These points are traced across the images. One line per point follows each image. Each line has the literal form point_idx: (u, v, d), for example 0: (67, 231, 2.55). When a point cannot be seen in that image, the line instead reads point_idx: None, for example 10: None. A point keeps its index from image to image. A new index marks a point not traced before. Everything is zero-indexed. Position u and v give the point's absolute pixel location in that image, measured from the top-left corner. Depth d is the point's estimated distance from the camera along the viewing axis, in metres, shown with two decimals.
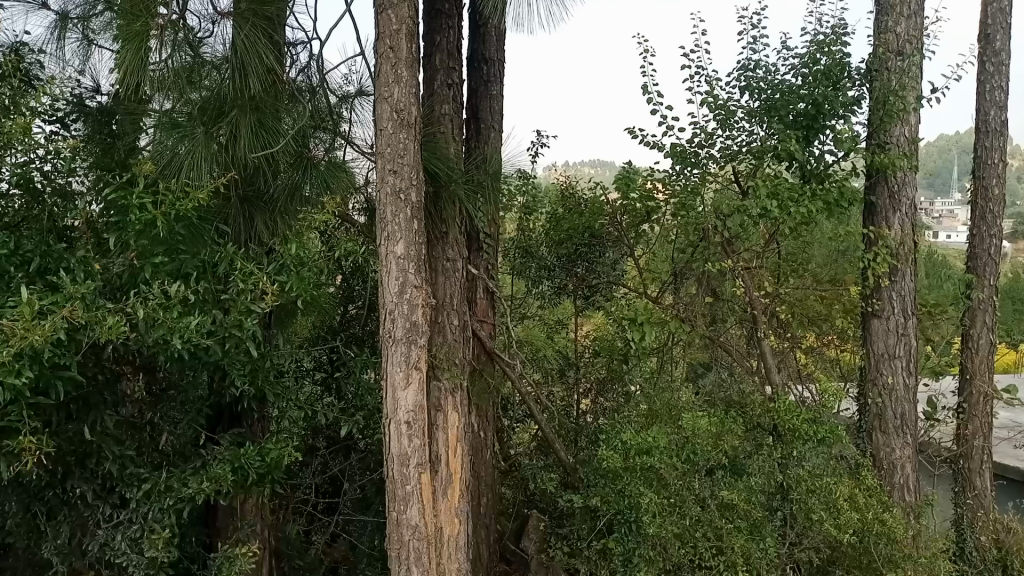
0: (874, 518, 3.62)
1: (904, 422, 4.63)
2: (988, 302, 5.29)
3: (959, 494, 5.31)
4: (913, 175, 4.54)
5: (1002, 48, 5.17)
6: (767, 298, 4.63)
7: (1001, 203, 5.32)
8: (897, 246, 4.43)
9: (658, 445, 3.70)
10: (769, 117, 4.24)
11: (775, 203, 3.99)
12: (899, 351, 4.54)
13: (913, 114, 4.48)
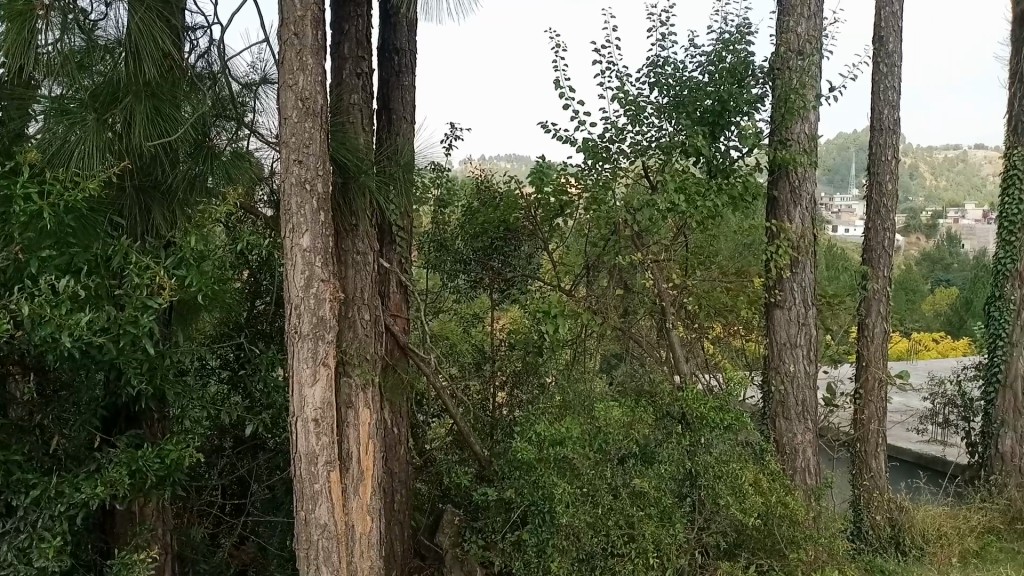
0: (777, 502, 3.83)
1: (804, 408, 4.82)
2: (882, 293, 5.53)
3: (856, 476, 5.52)
4: (812, 171, 4.73)
5: (894, 50, 5.43)
6: (674, 289, 4.64)
7: (893, 198, 5.58)
8: (798, 239, 4.67)
9: (572, 435, 3.69)
10: (678, 113, 4.30)
11: (683, 198, 4.09)
12: (800, 340, 4.75)
13: (812, 112, 4.66)
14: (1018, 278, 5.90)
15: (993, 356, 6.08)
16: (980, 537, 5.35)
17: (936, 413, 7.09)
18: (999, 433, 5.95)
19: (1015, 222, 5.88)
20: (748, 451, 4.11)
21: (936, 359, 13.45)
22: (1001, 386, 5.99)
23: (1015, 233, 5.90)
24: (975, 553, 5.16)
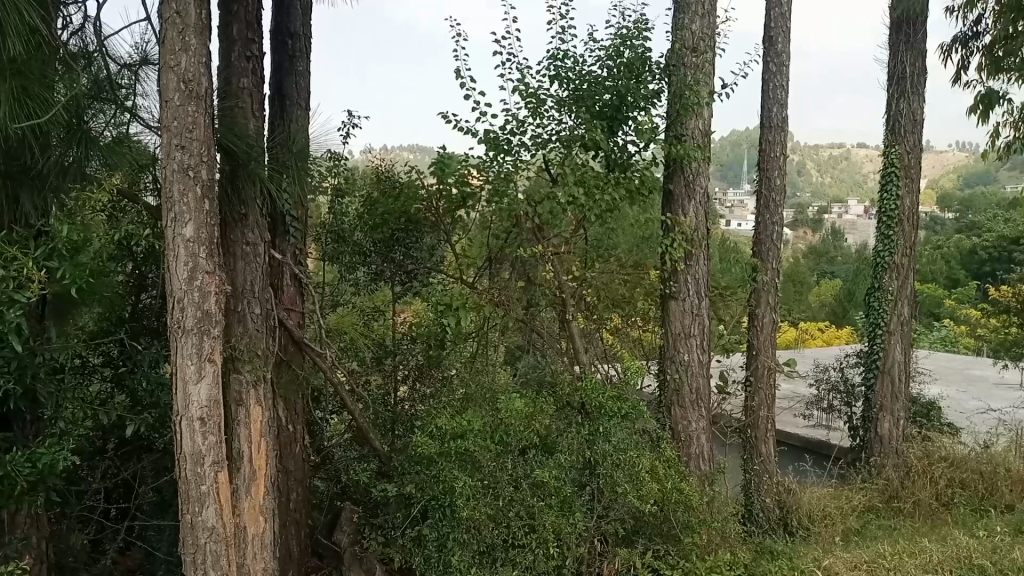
0: (673, 489, 3.92)
1: (698, 396, 4.99)
2: (771, 284, 5.76)
3: (748, 461, 5.78)
4: (705, 166, 4.89)
5: (783, 50, 5.63)
6: (575, 282, 4.73)
7: (781, 193, 5.81)
8: (692, 232, 4.80)
9: (472, 428, 3.68)
10: (577, 106, 4.30)
11: (582, 191, 4.12)
12: (694, 330, 4.89)
13: (706, 108, 4.79)
14: (896, 271, 6.27)
15: (873, 344, 6.40)
16: (860, 516, 5.64)
17: (821, 399, 7.43)
18: (877, 417, 6.30)
19: (894, 218, 6.23)
20: (646, 439, 4.18)
21: (820, 347, 14.12)
22: (879, 372, 6.34)
23: (893, 227, 6.22)
24: (856, 532, 5.39)
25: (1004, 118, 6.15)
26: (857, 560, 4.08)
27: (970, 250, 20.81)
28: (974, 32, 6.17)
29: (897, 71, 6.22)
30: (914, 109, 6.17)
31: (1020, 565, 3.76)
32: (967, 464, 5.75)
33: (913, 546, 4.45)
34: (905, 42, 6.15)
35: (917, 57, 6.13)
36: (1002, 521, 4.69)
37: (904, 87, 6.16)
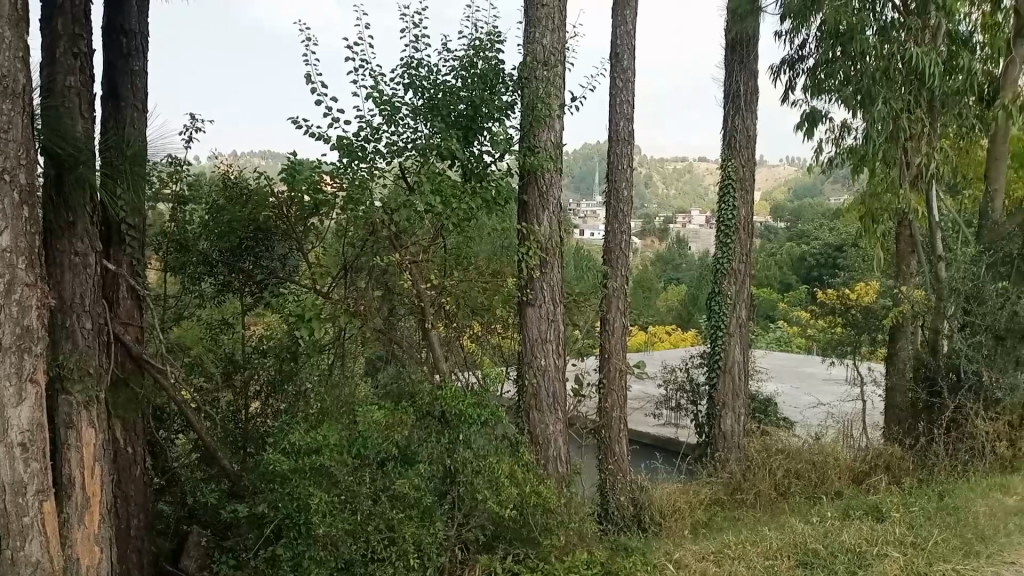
0: (531, 492, 4.01)
1: (555, 400, 5.19)
2: (620, 289, 5.98)
3: (603, 460, 5.93)
4: (557, 176, 5.06)
5: (628, 66, 5.86)
6: (432, 289, 4.55)
7: (628, 205, 6.06)
8: (547, 241, 5.02)
9: (328, 443, 3.58)
10: (432, 115, 4.27)
11: (439, 200, 4.08)
12: (550, 335, 5.09)
13: (557, 120, 4.92)
14: (733, 277, 6.68)
15: (715, 345, 6.78)
16: (706, 509, 5.97)
17: (669, 399, 7.78)
18: (720, 413, 6.67)
19: (731, 227, 6.62)
20: (505, 445, 4.20)
21: (669, 350, 14.84)
22: (721, 372, 6.71)
23: (731, 236, 6.62)
24: (703, 524, 5.71)
25: (827, 135, 6.65)
26: (705, 551, 4.31)
27: (799, 257, 22.52)
28: (798, 55, 6.67)
29: (732, 90, 6.62)
30: (747, 125, 6.60)
31: (848, 546, 4.04)
32: (801, 455, 6.11)
33: (755, 534, 4.73)
34: (739, 63, 6.57)
35: (750, 77, 6.55)
36: (832, 506, 5.07)
37: (739, 105, 6.56)
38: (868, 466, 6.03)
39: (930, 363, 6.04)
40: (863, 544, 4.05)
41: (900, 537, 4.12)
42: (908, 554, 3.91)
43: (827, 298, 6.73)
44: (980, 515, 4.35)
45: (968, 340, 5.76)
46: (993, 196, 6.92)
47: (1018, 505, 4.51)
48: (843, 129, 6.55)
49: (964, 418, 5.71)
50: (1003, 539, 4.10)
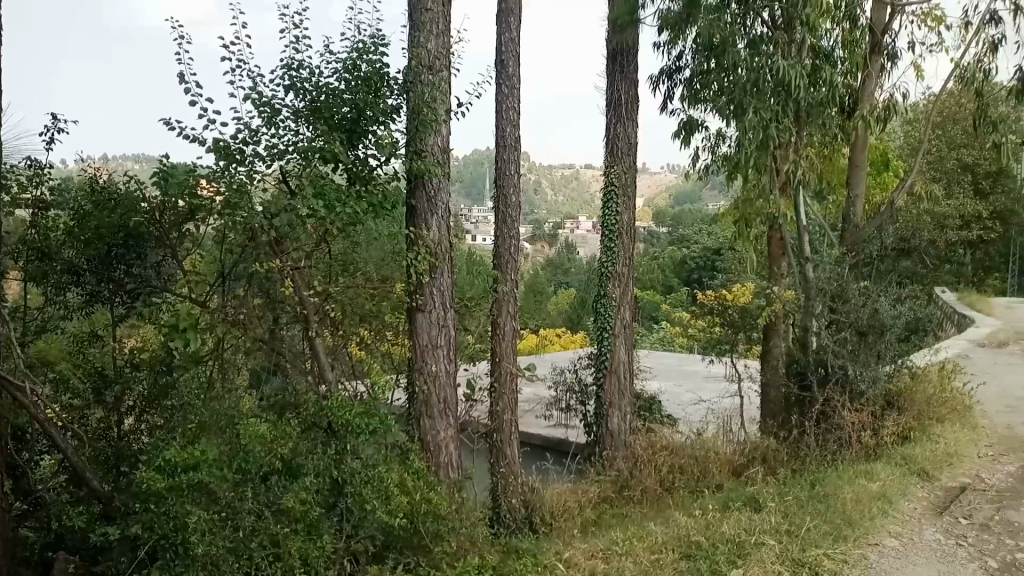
0: (421, 500, 4.04)
1: (446, 405, 5.22)
2: (510, 294, 5.99)
3: (495, 464, 5.98)
4: (445, 181, 5.05)
5: (514, 73, 5.90)
6: (317, 297, 4.52)
7: (517, 210, 6.08)
8: (437, 248, 4.98)
9: (207, 458, 3.42)
10: (314, 117, 4.17)
11: (322, 204, 3.95)
12: (440, 341, 5.08)
13: (444, 125, 4.92)
14: (618, 280, 6.86)
15: (601, 347, 6.90)
16: (595, 508, 6.07)
17: (559, 400, 7.95)
18: (607, 413, 6.83)
19: (614, 232, 6.81)
20: (394, 454, 4.19)
21: (558, 352, 15.10)
22: (608, 371, 6.86)
23: (615, 240, 6.80)
24: (593, 522, 5.79)
25: (704, 143, 6.93)
26: (594, 549, 4.40)
27: (680, 260, 23.40)
28: (676, 66, 6.92)
29: (613, 98, 6.78)
30: (629, 133, 6.80)
31: (729, 536, 4.20)
32: (684, 452, 6.39)
33: (642, 530, 4.85)
34: (620, 72, 6.73)
35: (630, 86, 6.74)
36: (714, 499, 5.26)
37: (620, 113, 6.73)
38: (745, 459, 6.28)
39: (801, 359, 6.39)
40: (741, 534, 4.22)
41: (775, 526, 4.31)
42: (782, 542, 4.10)
43: (705, 296, 6.98)
44: (847, 501, 4.56)
45: (833, 337, 6.12)
46: (853, 201, 7.39)
47: (881, 489, 4.78)
48: (718, 138, 6.84)
49: (833, 409, 5.99)
50: (867, 523, 4.37)
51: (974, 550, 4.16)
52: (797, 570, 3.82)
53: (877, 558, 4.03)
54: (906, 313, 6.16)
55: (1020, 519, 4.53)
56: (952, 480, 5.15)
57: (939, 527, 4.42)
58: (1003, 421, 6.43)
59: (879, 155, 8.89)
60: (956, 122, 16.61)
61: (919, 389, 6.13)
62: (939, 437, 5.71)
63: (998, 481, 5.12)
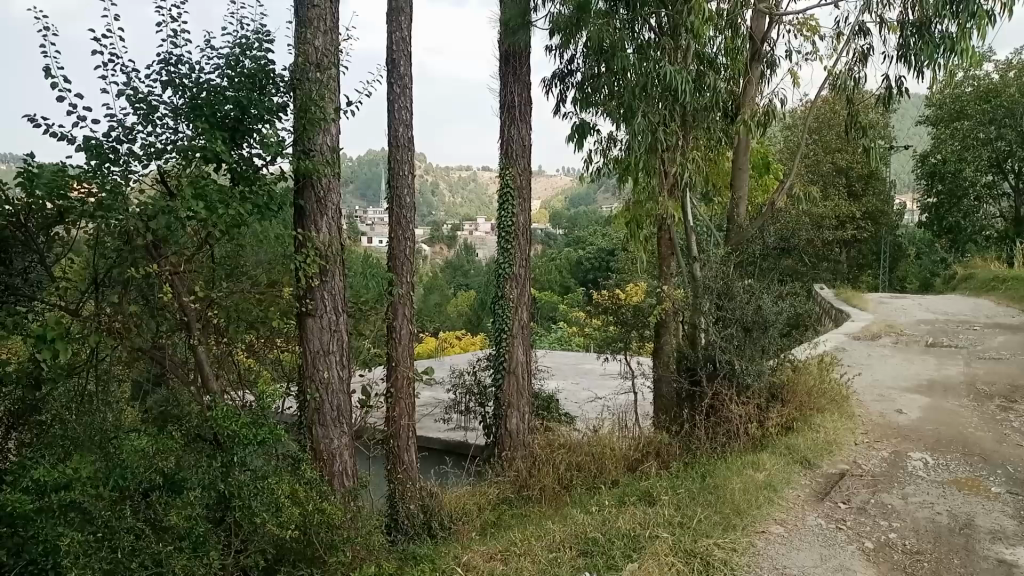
0: (314, 510, 3.87)
1: (339, 413, 5.06)
2: (406, 297, 5.91)
3: (392, 470, 5.87)
4: (335, 181, 4.92)
5: (406, 72, 5.80)
6: (198, 303, 4.28)
7: (411, 211, 5.99)
8: (326, 250, 4.83)
9: (80, 477, 3.22)
10: (195, 115, 3.99)
11: (202, 205, 3.74)
12: (332, 346, 4.93)
13: (333, 124, 4.79)
14: (514, 281, 6.87)
15: (499, 348, 6.93)
16: (494, 510, 6.06)
17: (459, 403, 7.92)
18: (506, 413, 6.82)
19: (510, 233, 6.81)
20: (285, 465, 4.06)
21: (456, 354, 15.06)
22: (506, 372, 6.87)
23: (510, 242, 6.81)
24: (492, 524, 5.76)
25: (596, 146, 7.03)
26: (492, 550, 4.38)
27: (576, 261, 23.81)
28: (567, 70, 7.00)
29: (506, 100, 6.78)
30: (523, 135, 6.81)
31: (623, 531, 4.26)
32: (581, 449, 6.44)
33: (539, 529, 4.87)
34: (513, 75, 6.74)
35: (522, 89, 6.77)
36: (609, 495, 5.33)
37: (514, 115, 6.74)
38: (640, 454, 6.34)
39: (691, 355, 6.56)
40: (637, 529, 4.28)
41: (669, 519, 4.39)
42: (675, 534, 4.18)
43: (599, 295, 7.06)
44: (736, 490, 4.72)
45: (721, 333, 6.34)
46: (737, 202, 7.66)
47: (767, 479, 4.95)
48: (610, 141, 6.95)
49: (721, 403, 6.18)
50: (755, 512, 4.51)
51: (852, 533, 4.37)
52: (689, 561, 3.90)
53: (764, 545, 4.17)
54: (788, 308, 6.42)
55: (893, 501, 4.79)
56: (832, 466, 5.40)
57: (820, 513, 4.63)
58: (876, 409, 6.81)
59: (760, 158, 9.27)
60: (830, 128, 17.57)
61: (802, 379, 6.37)
62: (820, 426, 5.96)
63: (872, 466, 5.41)
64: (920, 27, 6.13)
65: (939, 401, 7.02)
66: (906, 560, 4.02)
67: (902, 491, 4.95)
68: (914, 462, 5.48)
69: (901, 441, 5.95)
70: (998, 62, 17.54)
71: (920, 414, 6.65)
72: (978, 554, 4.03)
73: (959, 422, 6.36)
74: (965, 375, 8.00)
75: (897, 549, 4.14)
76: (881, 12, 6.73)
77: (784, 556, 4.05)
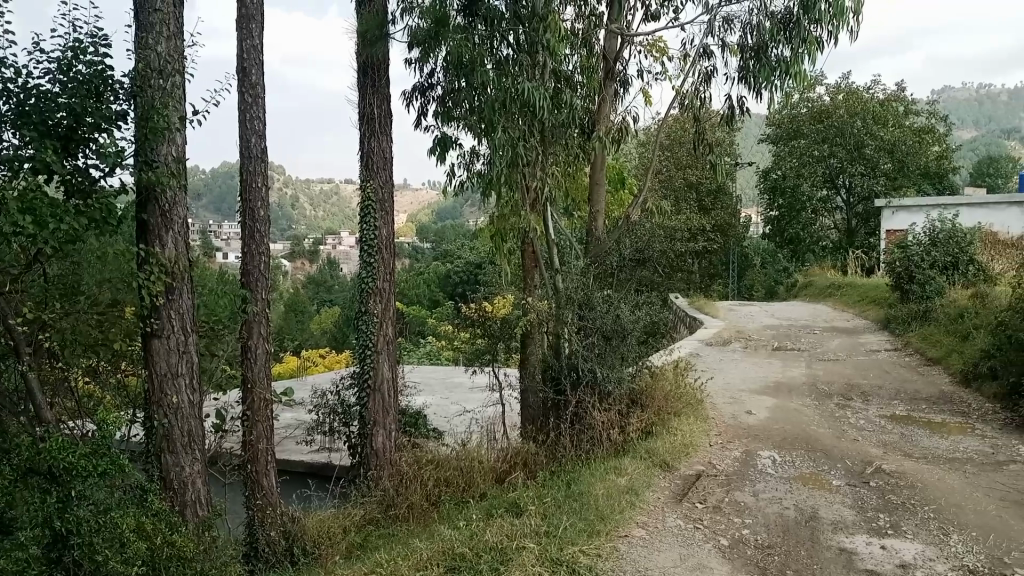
0: (164, 544, 3.69)
1: (191, 439, 4.74)
2: (263, 315, 5.57)
3: (251, 497, 5.56)
4: (181, 194, 4.60)
5: (257, 82, 5.43)
6: (27, 327, 3.94)
7: (266, 224, 5.58)
8: (171, 266, 4.49)
9: None
10: (21, 123, 3.66)
11: (31, 219, 3.37)
12: (181, 369, 4.61)
13: (177, 134, 4.52)
14: (378, 295, 6.74)
15: (364, 365, 6.77)
16: (360, 531, 5.91)
17: (321, 423, 7.67)
18: (372, 432, 6.66)
19: (373, 247, 6.68)
20: (128, 496, 3.89)
21: (321, 373, 14.69)
22: (370, 390, 6.72)
23: (373, 255, 6.69)
24: (358, 546, 5.60)
25: (459, 160, 7.04)
26: None
27: (444, 275, 23.90)
28: (428, 83, 6.96)
29: (365, 112, 6.65)
30: (384, 148, 6.68)
31: (492, 544, 4.22)
32: (449, 463, 6.34)
33: (406, 548, 4.77)
34: (371, 86, 6.61)
35: (381, 101, 6.65)
36: (477, 508, 5.30)
37: (373, 127, 6.61)
38: (508, 464, 6.33)
39: (555, 365, 6.68)
40: (504, 540, 4.26)
41: (535, 528, 4.41)
42: (542, 543, 4.20)
43: (468, 309, 6.94)
44: (600, 497, 4.80)
45: (583, 342, 6.48)
46: (595, 216, 7.88)
47: (629, 484, 5.08)
48: (473, 155, 6.98)
49: (584, 410, 6.31)
50: (618, 517, 4.61)
51: (709, 531, 4.55)
52: (555, 569, 3.93)
53: (626, 548, 4.27)
54: (645, 317, 6.64)
55: (745, 498, 5.04)
56: (689, 468, 5.62)
57: (679, 513, 4.79)
58: (728, 411, 7.16)
59: (616, 175, 9.59)
60: (682, 145, 18.47)
61: (659, 385, 6.61)
62: (677, 429, 6.18)
63: (726, 466, 5.67)
64: (757, 52, 6.53)
65: (784, 402, 7.46)
66: (758, 554, 4.22)
67: (753, 488, 5.21)
68: (764, 460, 5.79)
69: (751, 441, 6.27)
70: (829, 86, 19.02)
71: (768, 414, 7.05)
72: (821, 543, 4.29)
73: (802, 420, 6.79)
74: (806, 376, 8.56)
75: (749, 544, 4.35)
76: (723, 36, 7.12)
77: (644, 557, 4.16)
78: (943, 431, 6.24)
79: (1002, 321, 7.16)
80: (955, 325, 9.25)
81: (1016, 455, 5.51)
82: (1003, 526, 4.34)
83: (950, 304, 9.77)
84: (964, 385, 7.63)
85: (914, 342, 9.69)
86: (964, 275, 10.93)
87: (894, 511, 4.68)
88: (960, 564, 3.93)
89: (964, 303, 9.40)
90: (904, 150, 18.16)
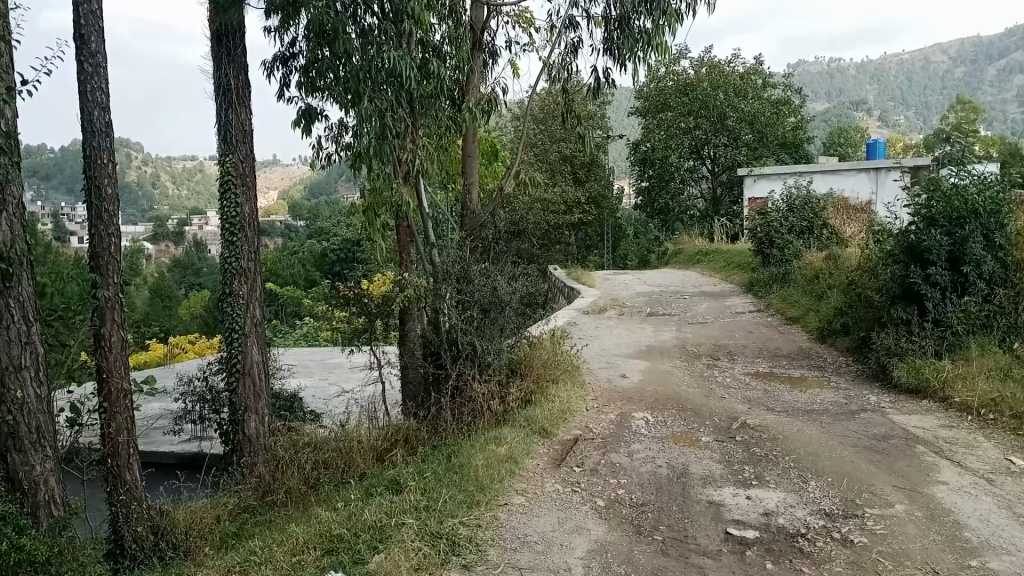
0: (9, 549, 3.60)
1: (40, 435, 4.30)
2: (115, 301, 5.01)
3: (112, 493, 5.09)
4: (13, 172, 4.14)
5: (98, 50, 4.89)
6: None
7: (114, 202, 5.06)
8: (5, 250, 4.05)
9: None
10: None
11: None
12: (24, 361, 4.16)
13: (8, 107, 4.08)
14: (243, 276, 6.42)
15: (231, 349, 6.43)
16: (234, 519, 5.70)
17: (189, 412, 7.37)
18: (243, 418, 6.39)
19: (235, 225, 6.35)
20: None
21: (190, 359, 14.08)
22: (241, 375, 6.41)
23: (236, 234, 6.36)
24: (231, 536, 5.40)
25: (326, 132, 6.80)
26: (230, 564, 4.10)
27: (320, 253, 23.42)
28: (290, 53, 6.67)
29: (222, 83, 6.27)
30: (242, 120, 6.36)
31: (370, 523, 4.12)
32: (328, 446, 6.17)
33: (282, 533, 4.63)
34: (227, 55, 6.24)
35: (238, 71, 6.29)
36: (356, 488, 5.21)
37: (231, 99, 6.25)
38: (388, 443, 6.11)
39: (434, 340, 6.53)
40: (382, 518, 4.16)
41: (414, 504, 4.34)
42: (421, 518, 4.14)
43: (345, 287, 6.68)
44: (478, 468, 4.80)
45: (460, 315, 6.41)
46: (469, 189, 7.78)
47: (508, 452, 5.10)
48: (341, 127, 6.76)
49: (465, 383, 6.25)
50: (497, 485, 4.63)
51: (586, 494, 4.64)
52: (435, 544, 3.89)
53: (506, 516, 4.30)
54: (521, 288, 6.63)
55: (620, 459, 5.17)
56: (566, 433, 5.70)
57: (558, 479, 4.86)
58: (604, 376, 7.32)
59: (489, 146, 9.53)
60: (554, 117, 18.70)
61: (537, 353, 6.63)
62: (556, 396, 6.23)
63: (602, 429, 5.80)
64: (621, 24, 6.61)
65: (655, 364, 7.71)
66: (632, 512, 4.34)
67: (628, 449, 5.35)
68: (637, 422, 5.94)
69: (625, 404, 6.44)
70: (693, 59, 19.71)
71: (640, 377, 7.26)
72: (692, 498, 4.46)
73: (672, 381, 7.03)
74: (676, 339, 8.87)
75: (625, 503, 4.47)
76: (588, 7, 7.19)
77: (523, 525, 4.19)
78: (801, 386, 6.60)
79: (852, 281, 7.63)
80: (811, 285, 9.82)
81: (866, 404, 5.91)
82: (854, 470, 4.65)
83: (807, 266, 10.35)
84: (820, 341, 8.11)
85: (776, 302, 10.21)
86: (819, 239, 11.60)
87: (757, 462, 4.92)
88: (817, 508, 4.18)
89: (819, 264, 9.97)
90: (763, 121, 19.04)
